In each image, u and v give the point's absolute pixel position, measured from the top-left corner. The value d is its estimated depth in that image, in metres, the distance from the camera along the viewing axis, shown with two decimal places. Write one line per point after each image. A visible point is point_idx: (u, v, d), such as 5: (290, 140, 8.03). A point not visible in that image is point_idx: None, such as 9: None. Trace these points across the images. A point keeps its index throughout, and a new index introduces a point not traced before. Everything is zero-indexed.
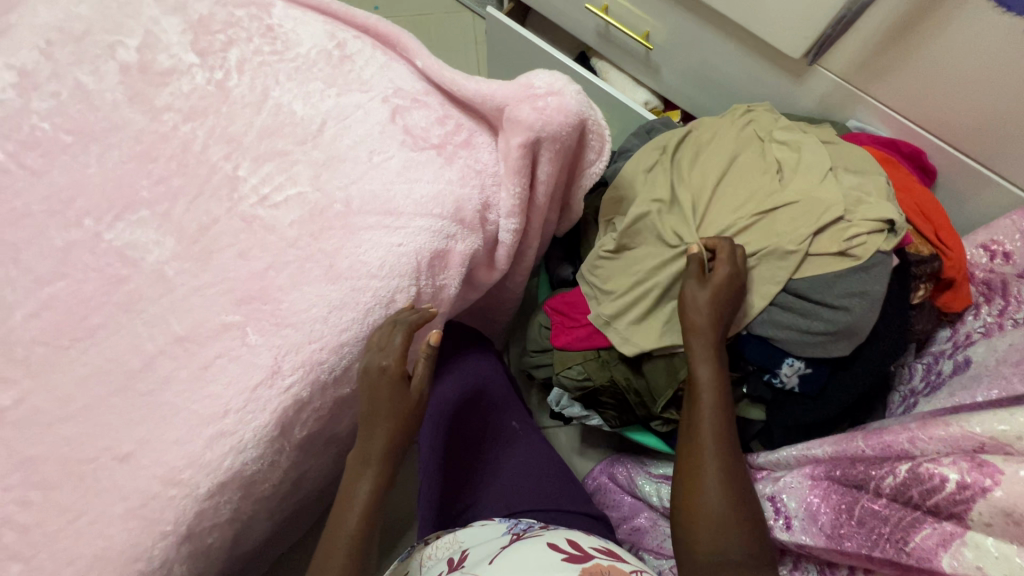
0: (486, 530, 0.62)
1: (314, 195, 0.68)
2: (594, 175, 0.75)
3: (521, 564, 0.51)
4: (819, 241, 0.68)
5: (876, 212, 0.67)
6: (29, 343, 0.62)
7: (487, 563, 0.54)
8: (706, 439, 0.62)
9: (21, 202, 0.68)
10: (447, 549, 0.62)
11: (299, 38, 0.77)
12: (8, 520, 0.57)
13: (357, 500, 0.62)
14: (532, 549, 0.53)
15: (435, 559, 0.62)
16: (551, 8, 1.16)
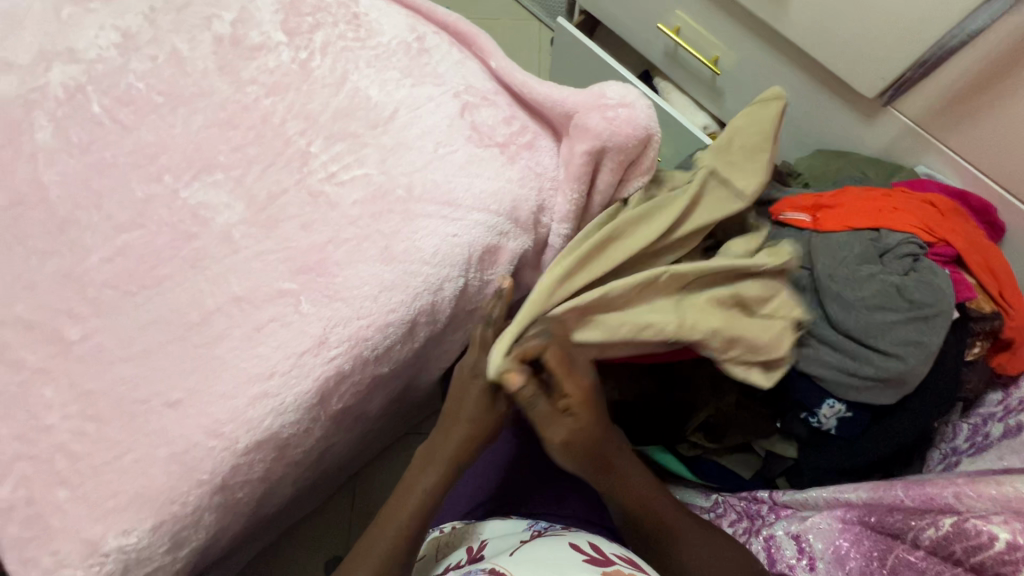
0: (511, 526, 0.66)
1: (379, 177, 0.71)
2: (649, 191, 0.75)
3: (538, 561, 0.51)
4: (867, 298, 0.67)
5: (788, 310, 0.69)
6: (101, 285, 0.66)
7: (506, 555, 0.55)
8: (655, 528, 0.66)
9: (110, 152, 0.72)
10: (466, 536, 0.68)
11: (382, 28, 0.80)
12: (62, 447, 0.60)
13: (415, 493, 0.65)
14: (552, 547, 0.54)
15: (457, 543, 0.68)
16: (621, 24, 1.18)
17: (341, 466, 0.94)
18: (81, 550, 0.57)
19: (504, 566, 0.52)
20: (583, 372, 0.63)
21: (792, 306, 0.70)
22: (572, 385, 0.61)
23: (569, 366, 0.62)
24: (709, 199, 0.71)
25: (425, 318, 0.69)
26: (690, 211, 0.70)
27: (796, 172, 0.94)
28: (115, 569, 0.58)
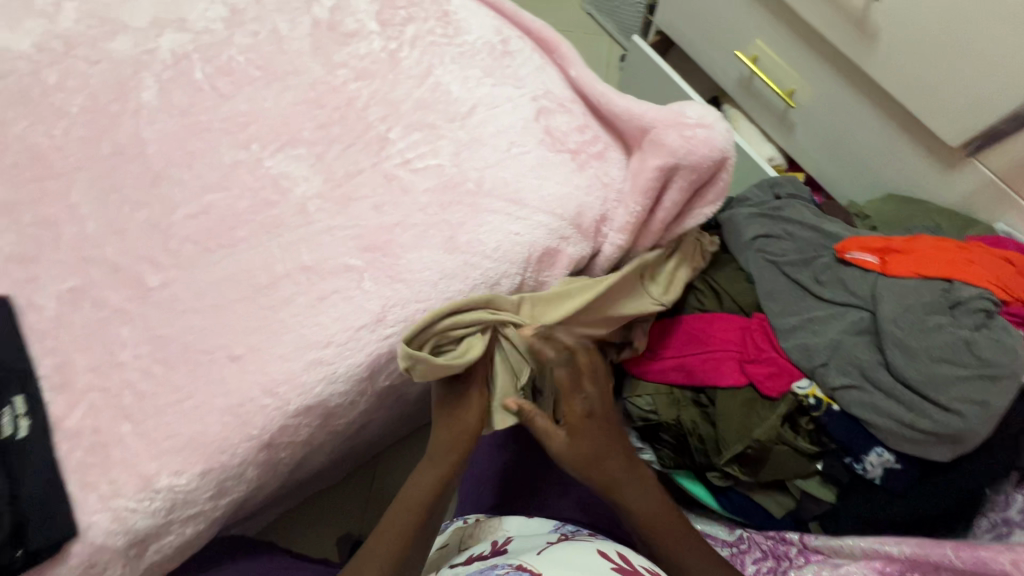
0: (538, 526, 0.66)
1: (451, 169, 0.73)
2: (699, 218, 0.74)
3: (569, 563, 0.52)
4: (931, 349, 0.66)
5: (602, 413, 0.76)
6: (183, 239, 0.70)
7: (533, 553, 0.56)
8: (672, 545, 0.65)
9: (206, 117, 0.77)
10: (491, 532, 0.68)
11: (469, 27, 0.83)
12: (131, 385, 0.64)
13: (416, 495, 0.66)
14: (581, 552, 0.54)
15: (481, 536, 0.68)
16: (697, 48, 1.18)
17: (370, 444, 0.96)
18: (134, 483, 0.60)
19: (533, 563, 0.53)
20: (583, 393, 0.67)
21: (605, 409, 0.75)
22: (571, 405, 0.66)
23: (573, 386, 0.67)
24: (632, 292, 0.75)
25: None
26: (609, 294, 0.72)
27: (864, 215, 0.93)
28: (163, 506, 0.61)
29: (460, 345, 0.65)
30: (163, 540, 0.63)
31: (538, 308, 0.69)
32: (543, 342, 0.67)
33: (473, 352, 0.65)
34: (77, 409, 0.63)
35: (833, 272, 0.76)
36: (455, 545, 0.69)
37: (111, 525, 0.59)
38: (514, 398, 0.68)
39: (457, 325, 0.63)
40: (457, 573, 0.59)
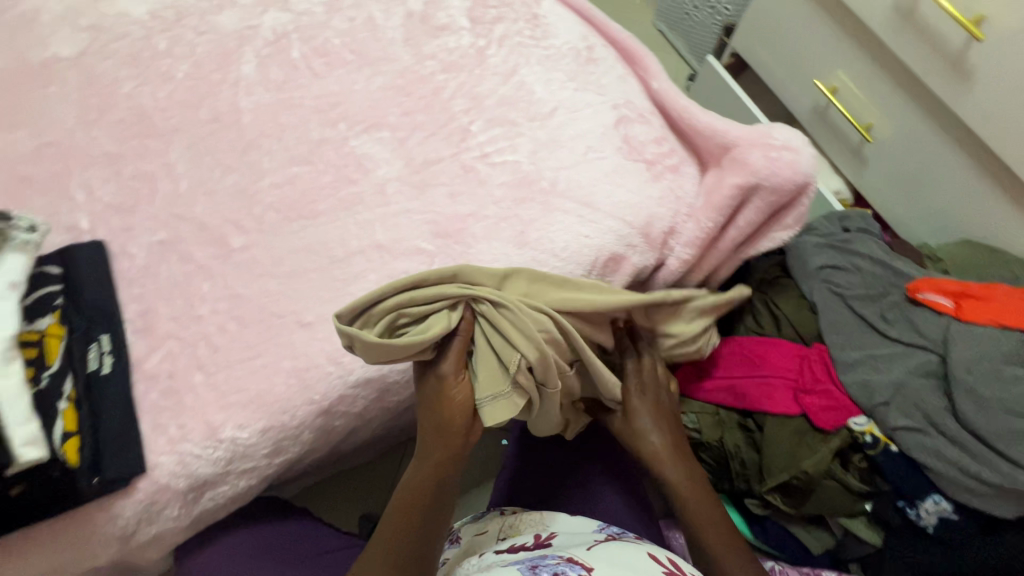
0: (584, 526, 0.67)
1: (527, 167, 0.75)
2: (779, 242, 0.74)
3: (622, 562, 0.52)
4: (1004, 400, 0.65)
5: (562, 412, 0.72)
6: (267, 207, 0.74)
7: (583, 548, 0.57)
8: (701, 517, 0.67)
9: (299, 94, 0.80)
10: (533, 526, 0.68)
11: (557, 31, 0.84)
12: (207, 337, 0.67)
13: (415, 505, 0.64)
14: (631, 552, 0.54)
15: (523, 529, 0.69)
16: (773, 74, 1.17)
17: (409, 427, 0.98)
18: (201, 430, 0.63)
19: (583, 557, 0.54)
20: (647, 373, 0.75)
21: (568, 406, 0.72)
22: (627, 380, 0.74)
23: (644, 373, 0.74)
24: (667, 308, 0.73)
25: None
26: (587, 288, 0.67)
27: (935, 258, 0.90)
28: (224, 456, 0.64)
29: (421, 322, 0.62)
30: (219, 489, 0.66)
31: (512, 291, 0.65)
32: (513, 324, 0.62)
33: (434, 328, 0.61)
34: (156, 354, 0.66)
35: (900, 311, 0.75)
36: (495, 533, 0.70)
37: (176, 467, 0.62)
38: (495, 385, 0.64)
39: (419, 298, 0.61)
40: (502, 559, 0.60)
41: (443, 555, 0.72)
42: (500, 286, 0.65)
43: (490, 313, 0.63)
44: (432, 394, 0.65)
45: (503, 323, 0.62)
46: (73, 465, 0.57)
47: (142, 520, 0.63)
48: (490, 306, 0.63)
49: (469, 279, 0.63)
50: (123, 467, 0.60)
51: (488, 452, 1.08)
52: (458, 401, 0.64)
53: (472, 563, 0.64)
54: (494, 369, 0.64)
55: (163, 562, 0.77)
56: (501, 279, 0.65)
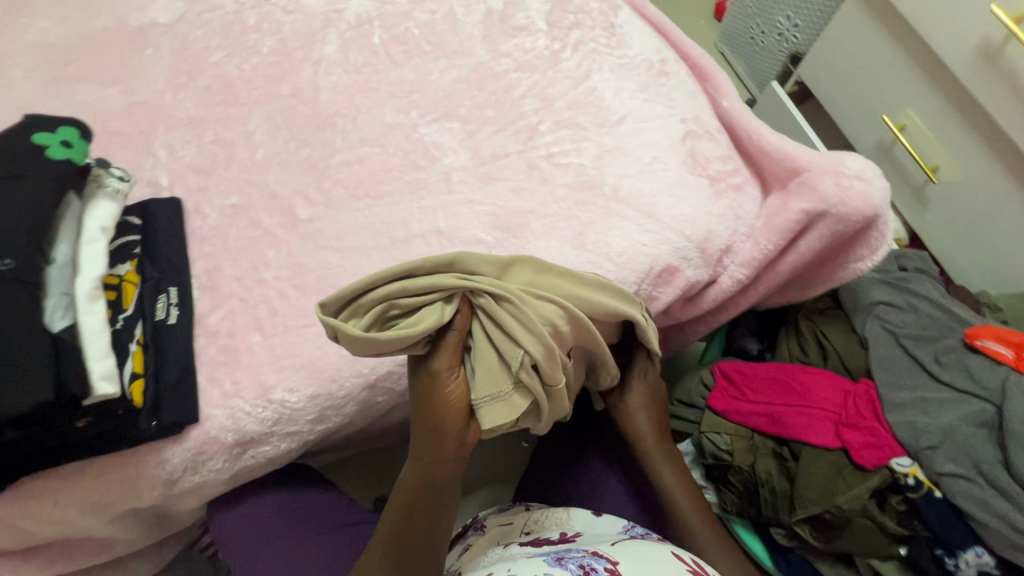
0: (605, 524, 0.67)
1: (592, 171, 0.76)
2: (853, 272, 0.74)
3: (646, 559, 0.53)
4: None
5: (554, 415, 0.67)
6: (336, 183, 0.76)
7: (608, 544, 0.57)
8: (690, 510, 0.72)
9: (377, 78, 0.83)
10: (559, 523, 0.69)
11: (632, 42, 0.85)
12: (268, 301, 0.70)
13: (414, 512, 0.62)
14: (655, 551, 0.55)
15: (547, 526, 0.70)
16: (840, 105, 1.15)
17: None
18: (253, 389, 0.66)
19: (609, 551, 0.54)
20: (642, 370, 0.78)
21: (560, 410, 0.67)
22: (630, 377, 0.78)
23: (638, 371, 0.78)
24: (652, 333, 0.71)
25: None
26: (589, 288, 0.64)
27: (993, 308, 0.88)
28: (271, 416, 0.66)
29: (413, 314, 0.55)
30: (260, 448, 0.68)
31: (513, 282, 0.60)
32: (516, 315, 0.57)
33: (425, 320, 0.54)
34: (218, 311, 0.69)
35: (955, 355, 0.75)
36: (519, 527, 0.71)
37: (226, 421, 0.65)
38: (491, 384, 0.59)
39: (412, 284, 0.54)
40: (524, 552, 0.61)
41: (466, 542, 0.73)
42: (498, 275, 0.60)
43: (491, 306, 0.57)
44: (424, 390, 0.59)
45: (505, 318, 0.57)
46: (136, 405, 0.59)
47: (187, 468, 0.65)
48: (489, 298, 0.57)
49: (468, 267, 0.57)
50: (179, 414, 0.63)
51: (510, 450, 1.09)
52: (453, 398, 0.59)
53: (495, 554, 0.64)
54: (491, 367, 0.58)
55: (195, 513, 0.80)
56: (502, 270, 0.60)
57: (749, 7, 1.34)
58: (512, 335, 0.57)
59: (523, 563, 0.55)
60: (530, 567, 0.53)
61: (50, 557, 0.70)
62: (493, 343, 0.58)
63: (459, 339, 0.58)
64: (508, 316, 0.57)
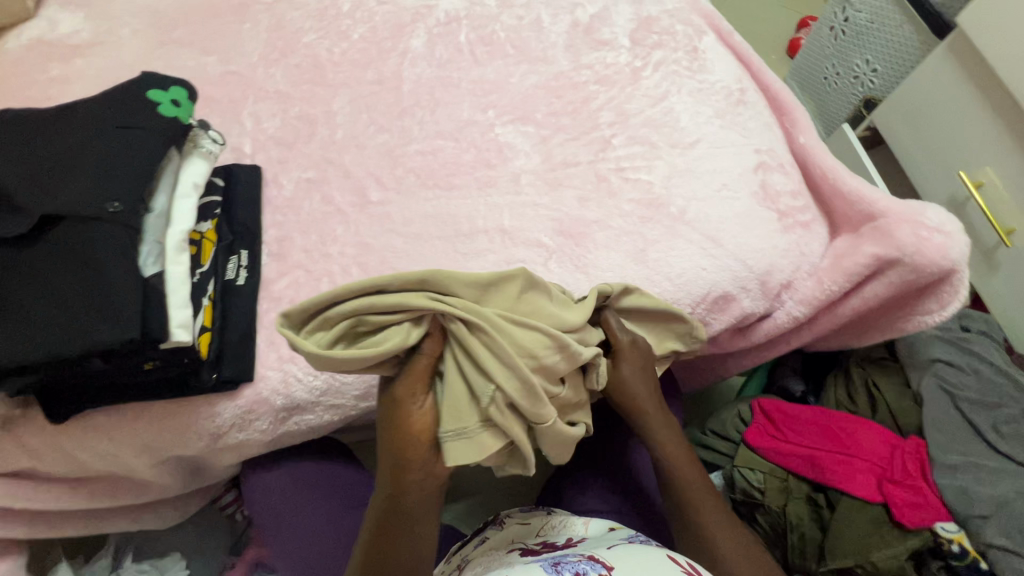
0: (613, 532, 0.66)
1: (660, 190, 0.76)
2: (919, 323, 0.73)
3: (640, 563, 0.53)
4: None
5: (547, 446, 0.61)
6: (408, 170, 0.79)
7: (606, 547, 0.58)
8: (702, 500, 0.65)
9: (459, 75, 0.85)
10: (567, 529, 0.69)
11: (714, 68, 0.86)
12: (331, 275, 0.72)
13: (382, 540, 0.56)
14: (649, 553, 0.55)
15: (555, 532, 0.69)
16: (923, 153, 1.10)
17: None
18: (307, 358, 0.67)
19: (606, 556, 0.54)
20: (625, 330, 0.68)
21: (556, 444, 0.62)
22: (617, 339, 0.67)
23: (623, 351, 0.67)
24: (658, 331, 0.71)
25: None
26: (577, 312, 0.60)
27: None
28: (321, 386, 0.68)
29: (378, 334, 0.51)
30: (304, 417, 0.70)
31: (491, 304, 0.55)
32: (492, 342, 0.52)
33: (390, 342, 0.50)
34: (283, 278, 0.72)
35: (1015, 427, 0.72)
36: (531, 529, 0.70)
37: (278, 385, 0.67)
38: (458, 420, 0.53)
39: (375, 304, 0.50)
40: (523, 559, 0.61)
41: (484, 534, 0.72)
42: (478, 296, 0.54)
43: (462, 333, 0.52)
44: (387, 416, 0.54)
45: (479, 350, 0.52)
46: (202, 355, 0.62)
47: (235, 424, 0.68)
48: (461, 323, 0.52)
49: (441, 285, 0.51)
50: (237, 371, 0.65)
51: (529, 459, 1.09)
52: (416, 425, 0.53)
53: (503, 554, 0.65)
54: (460, 402, 0.53)
55: (229, 471, 0.82)
56: (482, 290, 0.54)
57: (825, 48, 1.28)
58: (486, 369, 0.52)
59: (522, 568, 0.54)
60: (529, 570, 0.53)
61: (95, 491, 0.73)
62: (466, 373, 0.53)
63: (429, 365, 0.53)
64: (482, 347, 0.52)
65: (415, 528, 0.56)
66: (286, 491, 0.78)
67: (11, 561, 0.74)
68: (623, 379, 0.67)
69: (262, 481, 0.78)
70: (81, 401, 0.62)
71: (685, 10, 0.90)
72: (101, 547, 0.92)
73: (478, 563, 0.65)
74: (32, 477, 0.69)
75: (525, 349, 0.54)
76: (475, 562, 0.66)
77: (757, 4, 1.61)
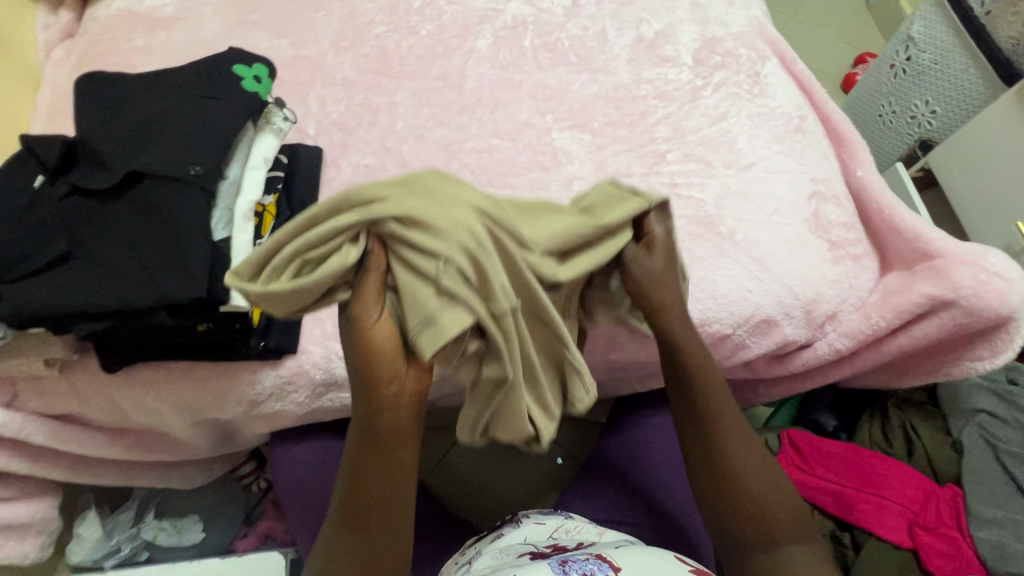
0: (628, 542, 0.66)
1: (711, 209, 0.76)
2: (966, 370, 0.72)
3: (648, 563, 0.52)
4: None
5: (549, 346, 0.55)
6: (463, 166, 0.80)
7: (613, 547, 0.57)
8: (735, 442, 0.60)
9: (520, 79, 0.87)
10: (574, 534, 0.66)
11: (774, 94, 0.85)
12: None
13: (365, 472, 0.54)
14: (657, 554, 0.55)
15: (561, 536, 0.65)
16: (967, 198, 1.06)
17: None
18: None
19: (612, 555, 0.54)
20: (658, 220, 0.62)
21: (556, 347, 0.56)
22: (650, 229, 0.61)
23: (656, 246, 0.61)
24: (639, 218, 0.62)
25: None
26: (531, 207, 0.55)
27: None
28: None
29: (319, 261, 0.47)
30: (339, 393, 0.72)
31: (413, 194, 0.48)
32: (431, 231, 0.47)
33: (330, 267, 0.47)
34: None
35: None
36: (546, 530, 0.66)
37: (320, 360, 0.69)
38: (424, 307, 0.48)
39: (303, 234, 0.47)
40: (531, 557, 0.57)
41: (501, 531, 0.68)
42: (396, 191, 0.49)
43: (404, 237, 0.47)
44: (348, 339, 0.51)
45: (411, 235, 0.47)
46: (253, 324, 0.64)
47: (274, 393, 0.69)
48: (393, 222, 0.47)
49: (361, 197, 0.47)
50: (283, 341, 0.67)
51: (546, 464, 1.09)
52: (385, 340, 0.49)
53: (512, 545, 0.62)
54: (419, 294, 0.48)
55: (258, 439, 0.84)
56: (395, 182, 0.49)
57: (883, 84, 1.22)
58: (430, 244, 0.47)
59: (527, 565, 0.53)
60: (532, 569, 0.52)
61: (134, 443, 0.76)
62: (411, 257, 0.47)
63: (379, 280, 0.49)
64: (415, 228, 0.47)
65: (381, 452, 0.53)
66: (311, 467, 0.78)
67: (47, 501, 0.77)
68: (650, 270, 0.60)
69: (288, 454, 0.80)
70: (132, 355, 0.65)
71: (750, 34, 0.90)
72: (127, 500, 0.95)
73: (488, 551, 0.63)
74: (78, 422, 0.72)
75: (464, 222, 0.48)
76: (485, 551, 0.63)
77: (817, 36, 1.60)
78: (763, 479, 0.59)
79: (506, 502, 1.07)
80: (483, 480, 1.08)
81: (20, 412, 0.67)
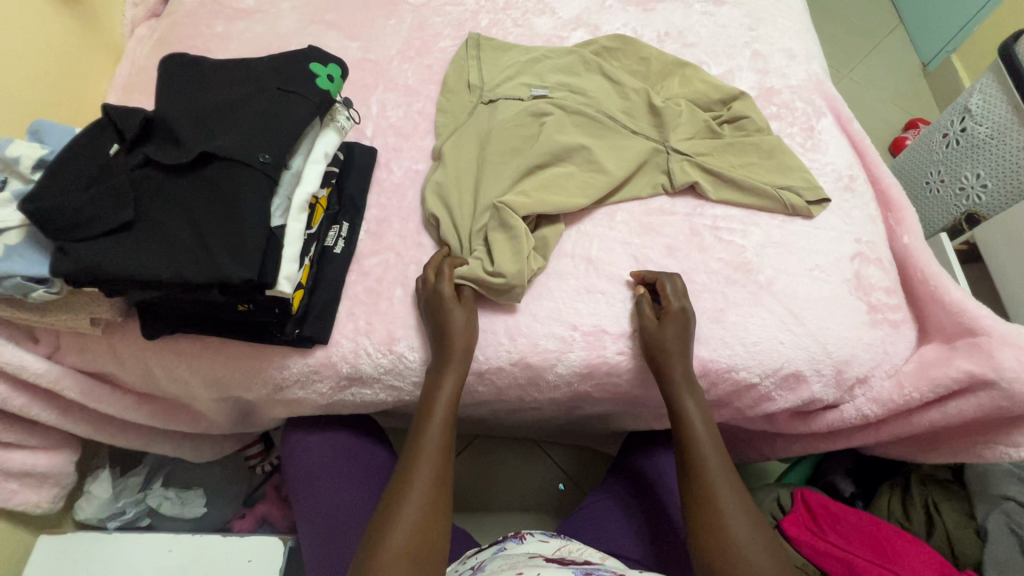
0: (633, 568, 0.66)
1: (752, 257, 0.75)
2: (999, 454, 0.69)
3: None
4: None
5: (512, 122, 0.80)
6: None
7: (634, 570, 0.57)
8: (714, 466, 0.62)
9: None
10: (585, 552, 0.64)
11: (827, 148, 0.85)
12: (418, 264, 0.75)
13: (424, 443, 0.61)
14: None
15: (573, 552, 0.64)
16: (1006, 279, 1.03)
17: (503, 425, 1.00)
18: (381, 335, 0.70)
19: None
20: (676, 296, 0.69)
21: (521, 122, 0.80)
22: (669, 301, 0.68)
23: (675, 318, 0.67)
24: (757, 171, 0.80)
25: (702, 381, 0.72)
26: (611, 155, 0.80)
27: None
28: (386, 365, 0.70)
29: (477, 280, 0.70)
30: (362, 390, 0.73)
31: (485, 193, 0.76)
32: (502, 225, 0.72)
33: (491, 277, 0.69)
34: (375, 257, 0.75)
35: None
36: (549, 546, 0.65)
37: (348, 354, 0.70)
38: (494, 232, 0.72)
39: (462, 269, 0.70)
40: (546, 561, 0.57)
41: (504, 544, 0.66)
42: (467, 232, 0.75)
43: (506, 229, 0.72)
44: (445, 324, 0.66)
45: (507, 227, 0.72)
46: (292, 310, 0.66)
47: (300, 381, 0.71)
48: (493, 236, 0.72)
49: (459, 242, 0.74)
50: (316, 331, 0.68)
51: (548, 488, 1.09)
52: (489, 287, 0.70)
53: (519, 554, 0.62)
54: (494, 230, 0.72)
55: (275, 423, 0.85)
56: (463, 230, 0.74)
57: (935, 152, 1.21)
58: (512, 227, 0.71)
59: (551, 569, 0.53)
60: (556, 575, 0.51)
61: (158, 410, 0.77)
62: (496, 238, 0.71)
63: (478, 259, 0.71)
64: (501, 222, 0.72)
65: (448, 372, 0.65)
66: (321, 456, 0.79)
67: (66, 455, 0.79)
68: (658, 337, 0.67)
69: (301, 443, 0.81)
70: (172, 325, 0.66)
71: (809, 89, 0.89)
72: (137, 466, 0.96)
73: (494, 559, 0.61)
74: (110, 382, 0.74)
75: (516, 167, 0.77)
76: (489, 560, 0.62)
77: (870, 97, 1.59)
78: (736, 504, 0.59)
79: (490, 513, 1.06)
80: (484, 491, 1.08)
81: (58, 365, 0.69)
